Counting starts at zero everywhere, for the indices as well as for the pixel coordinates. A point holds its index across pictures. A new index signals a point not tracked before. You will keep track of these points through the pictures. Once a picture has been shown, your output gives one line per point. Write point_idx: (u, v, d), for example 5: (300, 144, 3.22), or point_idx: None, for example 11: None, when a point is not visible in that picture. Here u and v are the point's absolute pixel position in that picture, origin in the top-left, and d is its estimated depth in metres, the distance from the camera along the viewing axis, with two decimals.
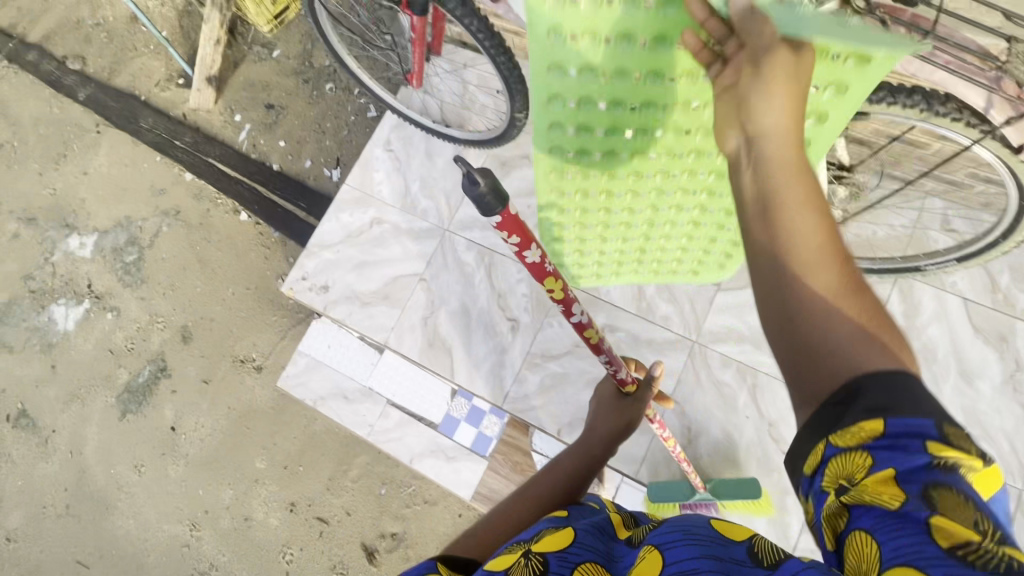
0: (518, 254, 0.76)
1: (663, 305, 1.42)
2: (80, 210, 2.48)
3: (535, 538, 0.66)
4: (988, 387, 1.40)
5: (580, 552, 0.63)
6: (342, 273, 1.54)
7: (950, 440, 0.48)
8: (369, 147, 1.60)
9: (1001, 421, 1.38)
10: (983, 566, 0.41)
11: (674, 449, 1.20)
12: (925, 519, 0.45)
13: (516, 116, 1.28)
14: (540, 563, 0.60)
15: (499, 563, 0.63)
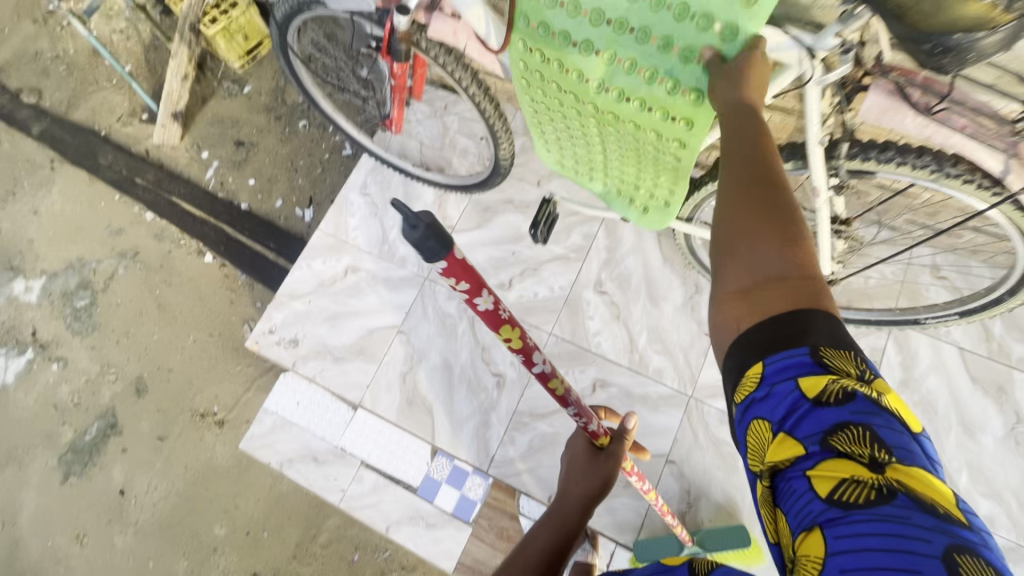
0: (467, 303, 0.65)
1: (655, 357, 1.36)
2: (28, 251, 2.30)
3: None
4: (991, 441, 1.30)
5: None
6: (314, 326, 1.46)
7: (826, 364, 0.52)
8: (344, 192, 1.53)
9: (1008, 476, 1.28)
10: (864, 501, 0.45)
11: (655, 500, 1.11)
12: (812, 471, 0.48)
13: (501, 162, 1.23)
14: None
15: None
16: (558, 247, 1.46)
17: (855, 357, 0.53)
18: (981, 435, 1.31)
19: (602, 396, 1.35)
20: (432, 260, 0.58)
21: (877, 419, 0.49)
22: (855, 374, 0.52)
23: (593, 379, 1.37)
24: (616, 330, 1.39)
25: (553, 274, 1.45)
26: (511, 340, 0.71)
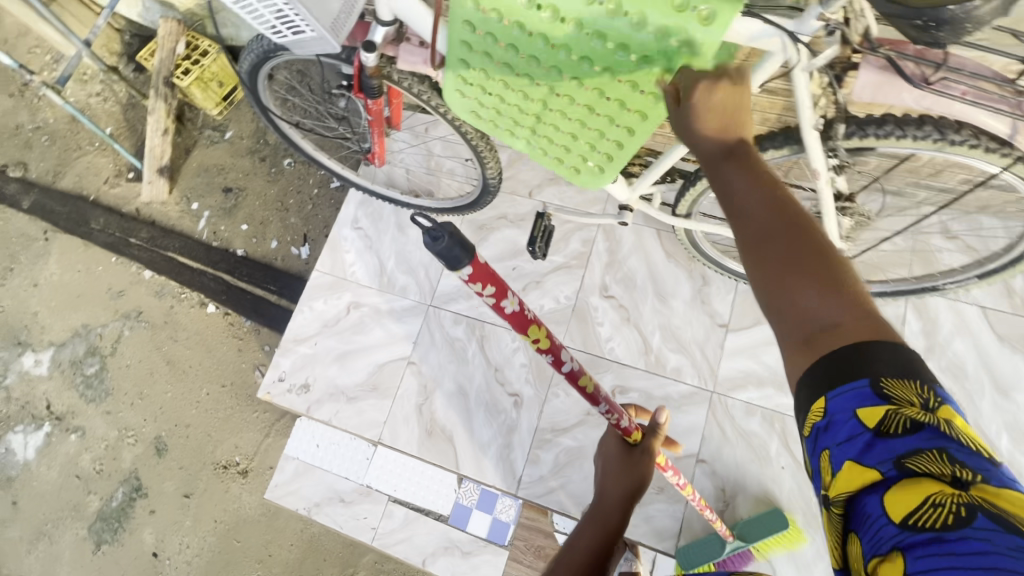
0: (494, 306, 0.67)
1: (672, 355, 1.34)
2: (33, 325, 2.30)
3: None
4: None
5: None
6: (323, 367, 1.44)
7: (887, 396, 0.50)
8: (336, 229, 1.52)
9: None
10: (942, 525, 0.44)
11: (693, 495, 1.07)
12: (879, 495, 0.48)
13: (489, 181, 1.21)
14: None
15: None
16: (558, 256, 1.44)
17: (921, 384, 0.50)
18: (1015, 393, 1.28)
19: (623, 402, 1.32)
20: (456, 268, 0.60)
21: (953, 444, 0.47)
22: (919, 405, 0.50)
23: (612, 385, 1.34)
24: (628, 332, 1.37)
25: (557, 285, 1.42)
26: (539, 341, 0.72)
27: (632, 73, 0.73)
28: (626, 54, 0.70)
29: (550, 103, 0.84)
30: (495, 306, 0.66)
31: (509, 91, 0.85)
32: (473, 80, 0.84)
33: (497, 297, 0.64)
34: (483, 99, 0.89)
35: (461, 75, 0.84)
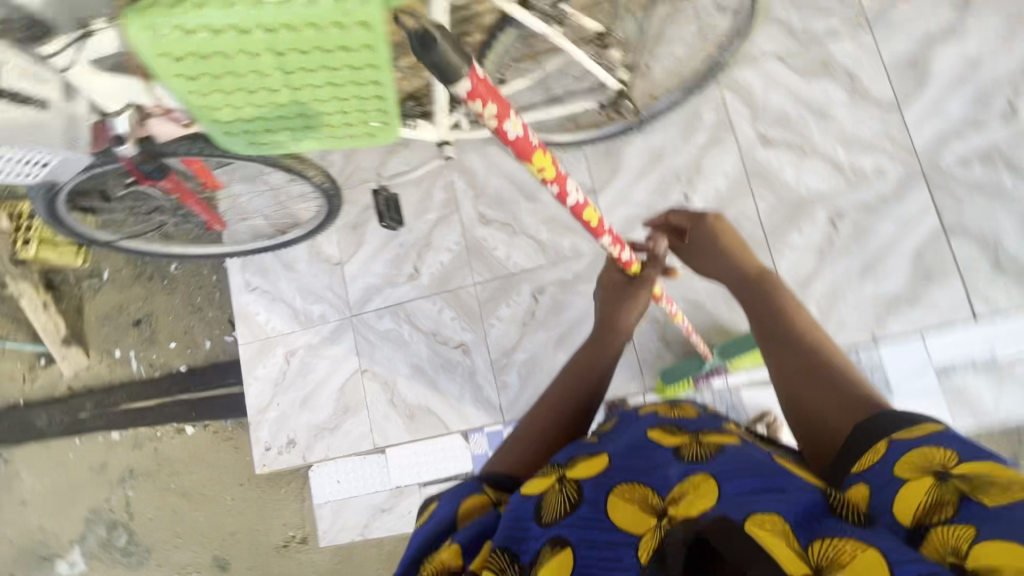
0: (498, 131, 0.66)
1: (564, 239, 1.46)
2: (45, 536, 2.32)
3: (572, 463, 0.74)
4: (842, 110, 1.46)
5: (613, 476, 0.69)
6: (297, 418, 1.54)
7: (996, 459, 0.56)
8: (235, 301, 1.57)
9: (868, 129, 1.45)
10: None
11: (682, 320, 1.30)
12: (960, 490, 0.54)
13: (324, 188, 1.28)
14: (575, 492, 0.68)
15: (534, 489, 0.72)
16: (433, 213, 1.53)
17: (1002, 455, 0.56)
18: (831, 110, 1.47)
19: (547, 299, 1.45)
20: (455, 77, 0.58)
21: None
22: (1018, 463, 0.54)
23: (531, 291, 1.46)
24: (520, 241, 1.47)
25: (443, 236, 1.52)
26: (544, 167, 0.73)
27: (340, 42, 0.74)
28: (319, 28, 0.71)
29: (303, 99, 0.85)
30: (500, 127, 0.65)
31: (263, 109, 0.85)
32: (226, 115, 0.85)
33: (499, 111, 0.63)
34: (249, 125, 0.89)
35: (211, 115, 0.85)
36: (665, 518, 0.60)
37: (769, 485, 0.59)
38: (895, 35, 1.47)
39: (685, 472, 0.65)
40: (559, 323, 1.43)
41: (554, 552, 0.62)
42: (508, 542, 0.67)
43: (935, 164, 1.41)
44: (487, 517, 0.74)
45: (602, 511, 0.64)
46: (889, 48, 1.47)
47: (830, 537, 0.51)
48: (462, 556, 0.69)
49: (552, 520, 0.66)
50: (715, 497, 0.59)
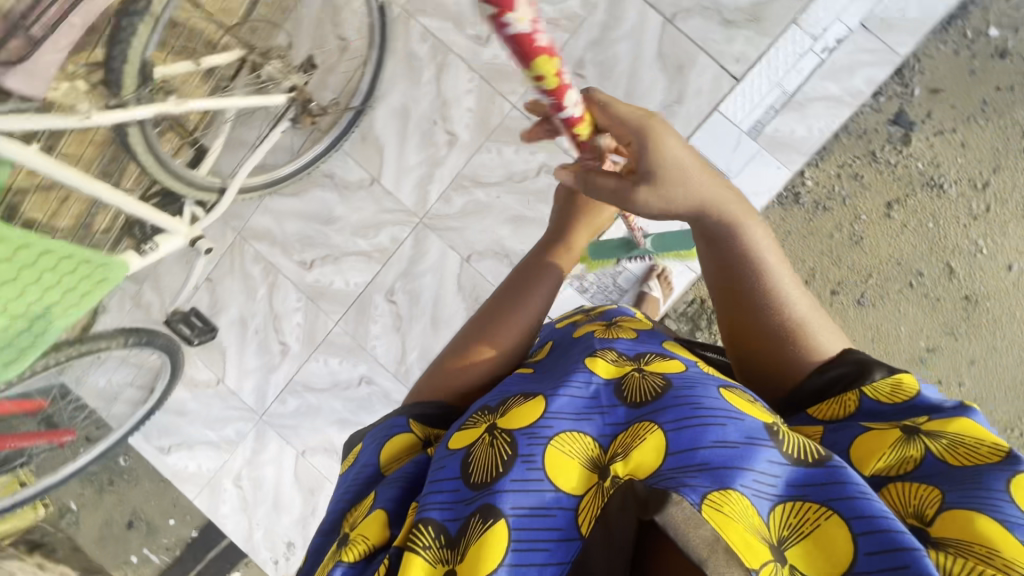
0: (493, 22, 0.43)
1: (380, 234, 1.39)
2: None
3: (504, 408, 0.63)
4: None
5: (553, 422, 0.59)
6: (281, 524, 1.49)
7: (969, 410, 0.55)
8: (162, 468, 1.57)
9: None
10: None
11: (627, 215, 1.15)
12: (929, 445, 0.52)
13: (134, 337, 1.24)
14: (507, 446, 0.57)
15: (463, 441, 0.61)
16: (260, 286, 1.47)
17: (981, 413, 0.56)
18: None
19: (402, 294, 1.39)
20: None
21: None
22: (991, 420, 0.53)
23: (384, 296, 1.40)
24: (346, 261, 1.41)
25: (284, 300, 1.45)
26: (549, 77, 0.51)
27: None
28: None
29: None
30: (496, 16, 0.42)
31: None
32: None
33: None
34: None
35: None
36: (610, 477, 0.53)
37: (732, 437, 0.52)
38: None
39: (626, 421, 0.58)
40: (425, 307, 1.38)
41: (483, 525, 0.52)
42: (437, 505, 0.56)
43: None
44: (410, 469, 0.63)
45: (537, 466, 0.55)
46: None
47: (795, 499, 0.48)
48: (389, 524, 0.58)
49: (480, 482, 0.56)
50: (661, 456, 0.52)
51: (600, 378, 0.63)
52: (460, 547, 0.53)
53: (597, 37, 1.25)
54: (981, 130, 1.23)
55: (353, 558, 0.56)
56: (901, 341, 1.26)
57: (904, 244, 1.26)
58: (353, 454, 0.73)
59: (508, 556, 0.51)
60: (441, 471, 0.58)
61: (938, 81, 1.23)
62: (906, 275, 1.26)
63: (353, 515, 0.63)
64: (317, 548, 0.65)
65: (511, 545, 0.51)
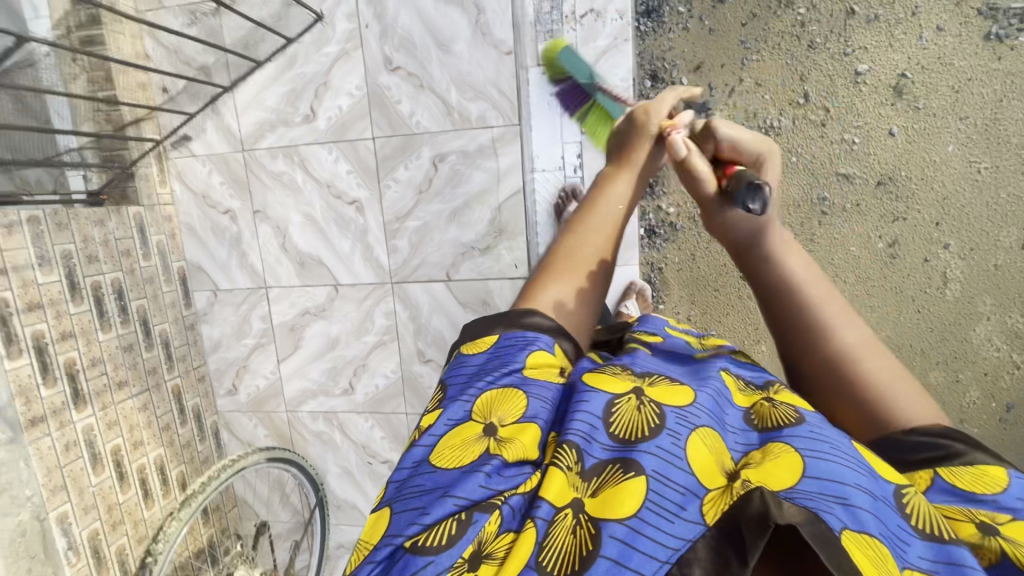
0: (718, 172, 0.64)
1: None
2: None
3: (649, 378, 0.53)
4: (329, 301, 1.43)
5: (703, 411, 0.49)
6: None
7: None
8: None
9: (348, 278, 1.41)
10: None
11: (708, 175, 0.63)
12: (1006, 546, 0.39)
13: None
14: (655, 416, 0.48)
15: (604, 386, 0.51)
16: None
17: None
18: (325, 309, 1.44)
19: None
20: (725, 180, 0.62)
21: None
22: None
23: None
24: None
25: None
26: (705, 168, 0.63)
27: None
28: None
29: None
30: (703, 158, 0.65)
31: None
32: None
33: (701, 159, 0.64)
34: None
35: None
36: (741, 480, 0.43)
37: (868, 485, 0.41)
38: (266, 224, 1.41)
39: (762, 441, 0.47)
40: None
41: (621, 475, 0.44)
42: (578, 443, 0.47)
43: (398, 229, 1.35)
44: (548, 391, 0.52)
45: (682, 446, 0.46)
46: (273, 235, 1.42)
47: (919, 567, 0.38)
48: (539, 447, 0.49)
49: (626, 438, 0.47)
50: (797, 479, 0.42)
51: (733, 396, 0.52)
52: (592, 485, 0.45)
53: (415, 328, 1.40)
54: (762, 65, 1.26)
55: (506, 459, 0.47)
56: (862, 253, 1.28)
57: (796, 188, 1.29)
58: (484, 334, 0.59)
59: (638, 515, 0.42)
60: (586, 407, 0.49)
61: (694, 59, 1.28)
62: (816, 206, 1.28)
63: (486, 399, 0.52)
64: (443, 411, 0.53)
65: (644, 508, 0.42)
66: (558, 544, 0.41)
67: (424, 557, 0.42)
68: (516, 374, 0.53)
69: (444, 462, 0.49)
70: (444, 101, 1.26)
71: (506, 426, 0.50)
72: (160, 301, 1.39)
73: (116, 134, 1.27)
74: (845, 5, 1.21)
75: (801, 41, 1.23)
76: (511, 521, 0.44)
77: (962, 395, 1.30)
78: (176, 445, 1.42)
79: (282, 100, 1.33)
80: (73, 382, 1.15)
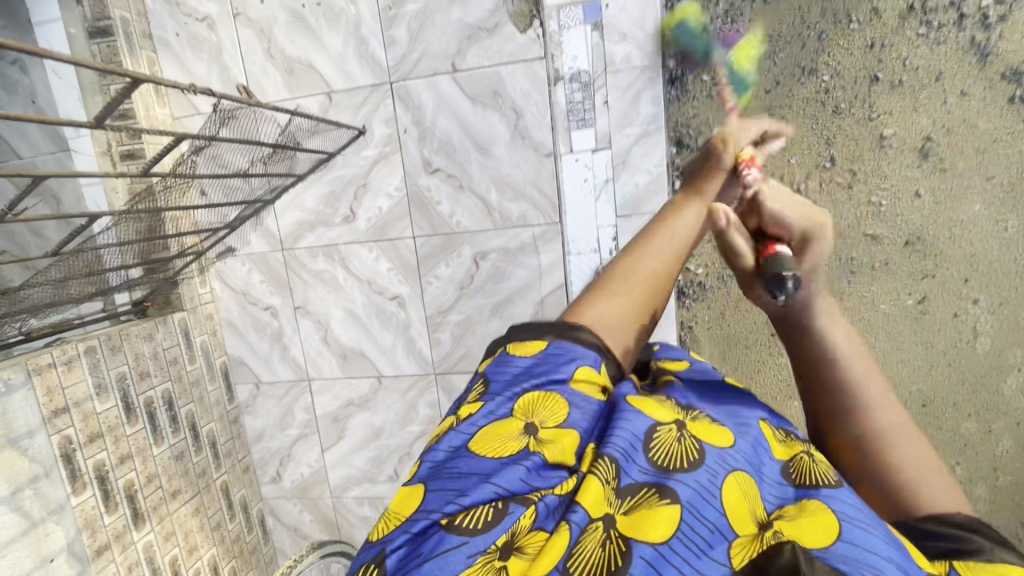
0: None
1: None
2: None
3: (692, 412, 0.49)
4: (372, 392, 1.44)
5: (740, 451, 0.45)
6: None
7: None
8: None
9: (391, 370, 1.42)
10: None
11: None
12: None
13: None
14: (696, 449, 0.44)
15: (648, 414, 0.46)
16: None
17: None
18: (369, 399, 1.45)
19: None
20: None
21: None
22: None
23: None
24: None
25: None
26: None
27: None
28: None
29: None
30: None
31: None
32: None
33: None
34: None
35: None
36: (772, 531, 0.40)
37: (893, 554, 0.37)
38: (307, 317, 1.42)
39: (798, 496, 0.43)
40: None
41: (657, 500, 0.41)
42: (619, 467, 0.42)
43: (439, 324, 1.36)
44: (592, 406, 0.47)
45: (719, 485, 0.42)
46: (315, 330, 1.43)
47: None
48: (575, 452, 0.44)
49: (664, 468, 0.43)
50: (828, 541, 0.39)
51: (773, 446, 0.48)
52: (624, 508, 0.41)
53: None
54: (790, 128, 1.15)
55: (546, 458, 0.43)
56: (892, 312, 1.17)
57: None
58: (531, 339, 0.51)
59: (668, 544, 0.39)
60: (625, 429, 0.44)
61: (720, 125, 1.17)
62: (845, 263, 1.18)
63: (528, 398, 0.46)
64: (482, 404, 0.47)
65: (675, 537, 0.39)
66: (589, 556, 0.38)
67: (458, 536, 0.38)
68: (562, 384, 0.47)
69: (480, 448, 0.43)
70: (484, 201, 1.27)
71: (540, 424, 0.45)
72: (206, 401, 1.40)
73: (161, 273, 1.24)
74: (870, 72, 1.10)
75: (826, 105, 1.13)
76: (544, 519, 0.40)
77: (994, 445, 1.19)
78: (226, 542, 1.43)
79: (322, 201, 1.34)
80: (132, 502, 1.16)
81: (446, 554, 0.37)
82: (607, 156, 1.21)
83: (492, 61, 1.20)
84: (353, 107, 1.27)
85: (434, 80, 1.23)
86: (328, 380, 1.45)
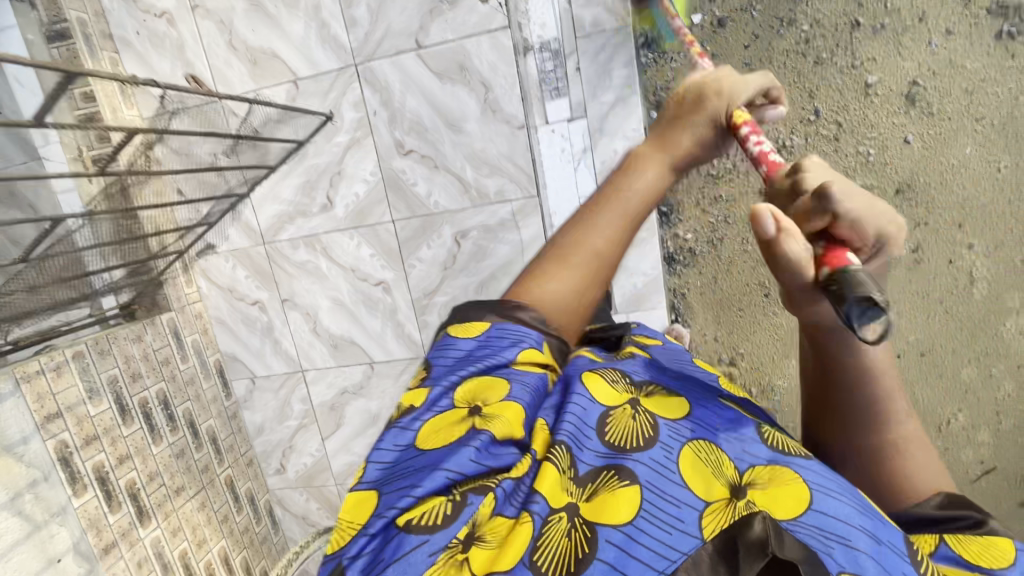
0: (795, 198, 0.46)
1: None
2: None
3: (647, 387, 0.50)
4: (365, 379, 1.45)
5: (696, 425, 0.46)
6: None
7: None
8: None
9: (383, 356, 1.42)
10: None
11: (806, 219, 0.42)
12: None
13: None
14: (650, 426, 0.45)
15: (603, 393, 0.47)
16: None
17: None
18: (364, 385, 1.46)
19: None
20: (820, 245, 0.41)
21: None
22: None
23: None
24: None
25: None
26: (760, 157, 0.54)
27: None
28: None
29: None
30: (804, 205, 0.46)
31: None
32: None
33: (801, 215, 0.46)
34: None
35: None
36: (745, 502, 0.40)
37: (858, 519, 0.40)
38: (296, 309, 1.42)
39: (770, 458, 0.43)
40: None
41: (617, 481, 0.41)
42: (572, 442, 0.43)
43: (426, 307, 1.36)
44: (536, 383, 0.47)
45: (675, 459, 0.43)
46: (304, 320, 1.43)
47: None
48: (524, 427, 0.44)
49: (619, 445, 0.43)
50: (799, 511, 0.40)
51: (739, 416, 0.48)
52: (586, 488, 0.41)
53: None
54: None
55: (495, 435, 0.42)
56: None
57: None
58: (473, 322, 0.50)
59: (630, 523, 0.39)
60: (578, 410, 0.45)
61: None
62: None
63: (468, 388, 0.46)
64: (427, 395, 0.46)
65: (640, 516, 0.39)
66: (554, 544, 0.38)
67: (417, 536, 0.37)
68: (504, 366, 0.46)
69: (430, 446, 0.43)
70: (460, 180, 1.26)
71: (487, 406, 0.44)
72: (204, 398, 1.42)
73: (144, 271, 1.24)
74: (849, 16, 1.06)
75: (806, 55, 1.09)
76: (505, 505, 0.40)
77: (996, 389, 1.16)
78: (235, 534, 1.46)
79: (299, 192, 1.33)
80: (135, 501, 1.18)
81: (407, 556, 0.37)
82: (583, 126, 1.15)
83: (456, 35, 1.17)
84: (320, 93, 1.25)
85: (399, 59, 1.20)
86: (321, 369, 1.46)
